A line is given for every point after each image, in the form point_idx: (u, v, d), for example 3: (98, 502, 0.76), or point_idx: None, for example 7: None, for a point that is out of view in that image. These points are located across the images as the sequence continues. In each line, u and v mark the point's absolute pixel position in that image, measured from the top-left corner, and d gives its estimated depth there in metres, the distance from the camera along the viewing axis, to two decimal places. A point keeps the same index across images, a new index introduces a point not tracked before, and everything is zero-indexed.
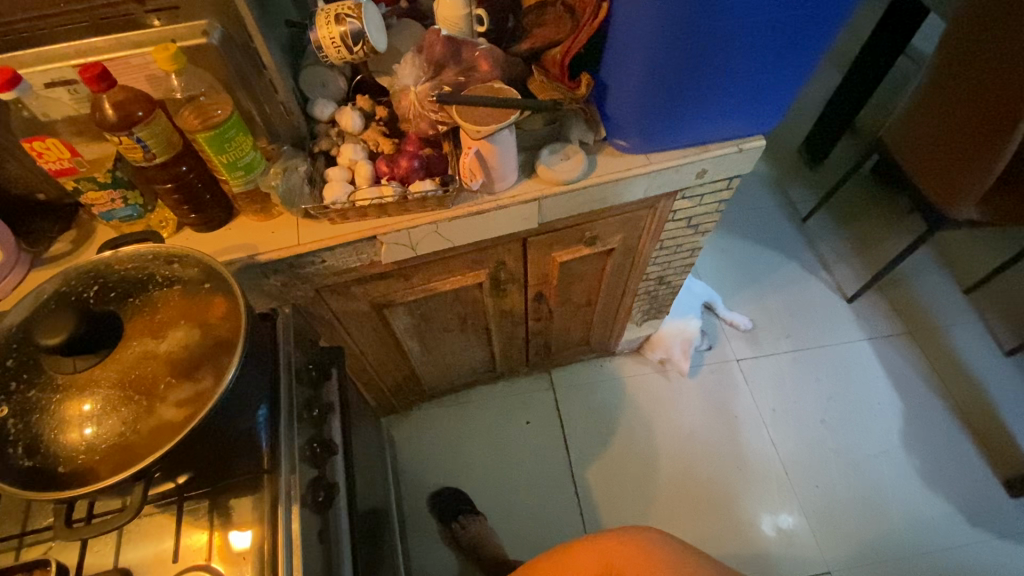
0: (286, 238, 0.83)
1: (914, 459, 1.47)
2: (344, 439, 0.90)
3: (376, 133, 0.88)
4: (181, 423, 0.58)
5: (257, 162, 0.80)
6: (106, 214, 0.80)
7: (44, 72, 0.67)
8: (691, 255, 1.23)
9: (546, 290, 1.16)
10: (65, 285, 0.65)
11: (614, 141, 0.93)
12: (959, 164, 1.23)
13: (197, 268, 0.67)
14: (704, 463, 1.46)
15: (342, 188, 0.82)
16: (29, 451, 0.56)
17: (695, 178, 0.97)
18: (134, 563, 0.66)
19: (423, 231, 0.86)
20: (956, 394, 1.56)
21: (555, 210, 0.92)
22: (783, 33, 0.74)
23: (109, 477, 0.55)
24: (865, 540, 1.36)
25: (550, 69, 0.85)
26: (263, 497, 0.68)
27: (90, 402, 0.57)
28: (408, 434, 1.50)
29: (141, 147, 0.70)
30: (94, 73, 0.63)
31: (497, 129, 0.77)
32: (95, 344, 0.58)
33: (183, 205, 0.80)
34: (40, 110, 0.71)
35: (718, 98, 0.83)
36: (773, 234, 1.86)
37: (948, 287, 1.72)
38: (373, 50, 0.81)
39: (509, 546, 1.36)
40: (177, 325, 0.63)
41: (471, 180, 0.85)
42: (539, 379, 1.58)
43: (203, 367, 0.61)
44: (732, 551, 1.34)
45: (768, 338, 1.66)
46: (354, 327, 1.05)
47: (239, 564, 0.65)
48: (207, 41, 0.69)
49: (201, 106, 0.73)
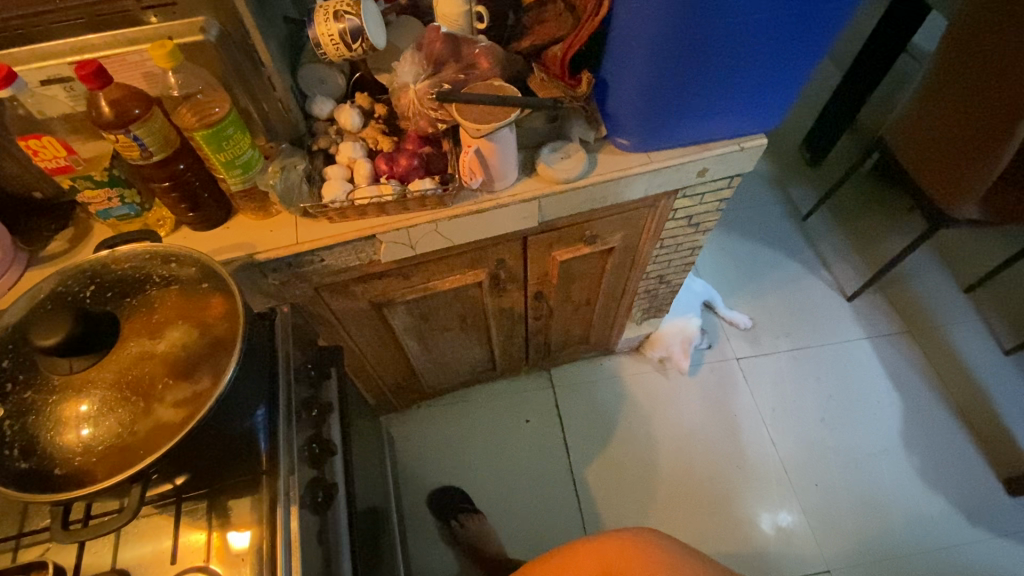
0: (285, 237, 0.83)
1: (914, 458, 1.47)
2: (344, 439, 0.89)
3: (376, 131, 0.87)
4: (179, 424, 0.57)
5: (255, 161, 0.79)
6: (103, 212, 0.79)
7: (39, 69, 0.67)
8: (691, 254, 1.23)
9: (546, 289, 1.16)
10: (62, 284, 0.65)
11: (615, 139, 0.92)
12: (961, 163, 1.23)
13: (195, 267, 0.66)
14: (704, 462, 1.46)
15: (341, 187, 0.82)
16: (25, 452, 0.55)
17: (697, 177, 0.97)
18: (133, 564, 0.65)
19: (422, 230, 0.86)
20: (956, 392, 1.56)
21: (555, 209, 0.92)
22: (786, 30, 0.74)
23: (107, 478, 0.55)
24: (864, 539, 1.36)
25: (551, 66, 0.84)
26: (263, 497, 0.68)
27: (87, 403, 0.57)
28: (407, 433, 1.50)
29: (137, 145, 0.69)
30: (89, 70, 0.63)
31: (497, 128, 0.77)
32: (91, 344, 0.57)
33: (181, 203, 0.79)
34: (37, 108, 0.71)
35: (720, 96, 0.83)
36: (773, 232, 1.86)
37: (948, 286, 1.71)
38: (372, 47, 0.80)
39: (509, 545, 1.36)
40: (175, 325, 0.62)
41: (471, 179, 0.84)
42: (539, 377, 1.58)
43: (202, 367, 0.60)
44: (732, 550, 1.34)
45: (767, 336, 1.66)
46: (353, 326, 1.05)
47: (238, 565, 0.65)
48: (204, 38, 0.69)
49: (199, 103, 0.72)
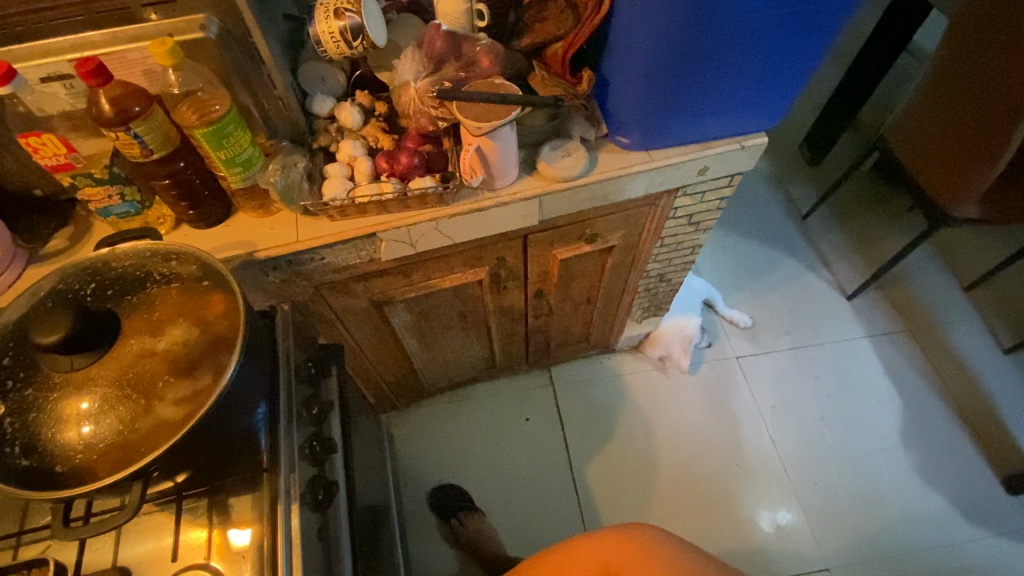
0: (286, 235, 0.83)
1: (914, 457, 1.47)
2: (344, 437, 0.89)
3: (376, 129, 0.87)
4: (180, 422, 0.57)
5: (255, 158, 0.79)
6: (103, 210, 0.79)
7: (39, 66, 0.67)
8: (691, 253, 1.23)
9: (546, 287, 1.16)
10: (62, 282, 0.65)
11: (616, 138, 0.92)
12: (962, 162, 1.22)
13: (195, 265, 0.66)
14: (704, 461, 1.46)
15: (342, 184, 0.82)
16: (26, 450, 0.55)
17: (698, 175, 0.97)
18: (133, 561, 0.65)
19: (422, 228, 0.86)
20: (955, 391, 1.56)
21: (555, 207, 0.92)
22: (787, 28, 0.73)
23: (107, 476, 0.55)
24: (864, 537, 1.37)
25: (551, 64, 0.85)
26: (263, 495, 0.68)
27: (88, 400, 0.57)
28: (407, 430, 1.50)
29: (137, 143, 0.69)
30: (89, 68, 0.63)
31: (497, 126, 0.77)
32: (92, 342, 0.57)
33: (181, 201, 0.79)
34: (37, 105, 0.71)
35: (721, 94, 0.83)
36: (773, 231, 1.86)
37: (948, 285, 1.71)
38: (372, 45, 0.80)
39: (509, 543, 1.36)
40: (176, 322, 0.62)
41: (472, 177, 0.83)
42: (539, 375, 1.58)
43: (202, 365, 0.60)
44: (731, 549, 1.35)
45: (767, 335, 1.66)
46: (353, 324, 1.05)
47: (239, 563, 0.65)
48: (205, 35, 0.69)
49: (200, 101, 0.72)
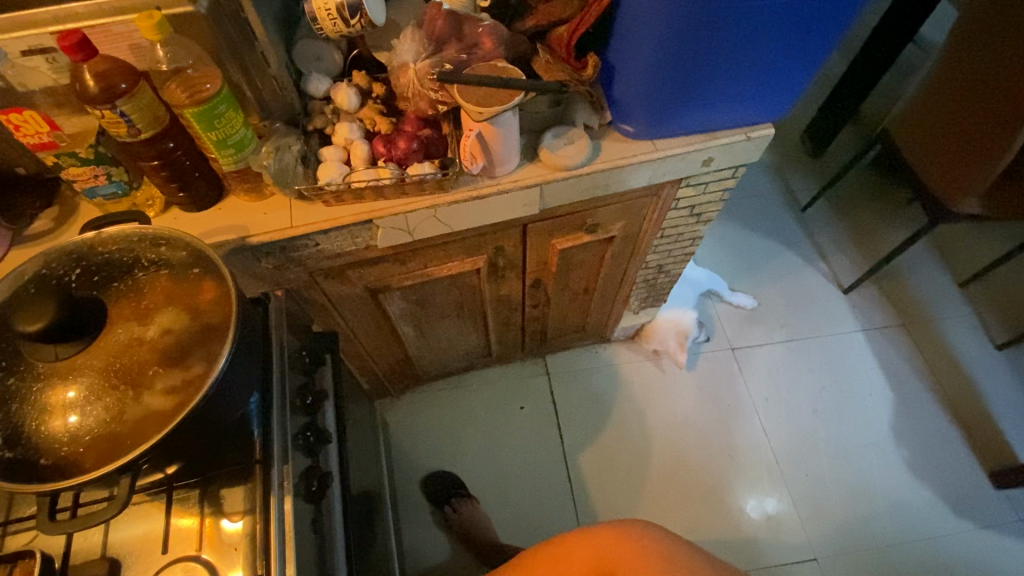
0: (279, 221, 0.80)
1: (903, 449, 1.49)
2: (339, 425, 0.88)
3: (373, 111, 0.85)
4: (169, 413, 0.55)
5: (247, 140, 0.75)
6: (88, 191, 0.76)
7: (19, 38, 0.64)
8: (692, 245, 1.21)
9: (545, 277, 1.15)
10: (45, 266, 0.62)
11: (620, 125, 0.90)
12: (966, 160, 1.21)
13: (185, 251, 0.64)
14: (696, 451, 1.46)
15: (337, 169, 0.79)
16: (9, 442, 0.54)
17: (701, 166, 0.95)
18: (122, 551, 0.64)
19: (420, 215, 0.84)
20: (946, 384, 1.58)
21: (556, 196, 0.89)
22: (798, 19, 0.71)
23: (94, 469, 0.53)
24: (850, 527, 1.39)
25: (557, 48, 0.83)
26: (255, 486, 0.67)
27: (74, 389, 0.55)
28: (401, 417, 1.49)
29: (124, 122, 0.66)
30: (72, 42, 0.59)
31: (499, 112, 0.75)
32: (79, 330, 0.55)
33: (171, 182, 0.76)
34: (17, 79, 0.68)
35: (729, 84, 0.81)
36: (772, 222, 1.85)
37: (944, 280, 1.72)
38: (371, 23, 0.77)
39: (501, 530, 1.36)
40: (164, 310, 0.60)
41: (471, 164, 0.81)
42: (534, 364, 1.57)
43: (193, 354, 0.58)
44: (721, 537, 1.36)
45: (764, 327, 1.65)
46: (348, 311, 1.03)
47: (230, 554, 0.64)
48: (196, 9, 0.66)
49: (189, 79, 0.68)
